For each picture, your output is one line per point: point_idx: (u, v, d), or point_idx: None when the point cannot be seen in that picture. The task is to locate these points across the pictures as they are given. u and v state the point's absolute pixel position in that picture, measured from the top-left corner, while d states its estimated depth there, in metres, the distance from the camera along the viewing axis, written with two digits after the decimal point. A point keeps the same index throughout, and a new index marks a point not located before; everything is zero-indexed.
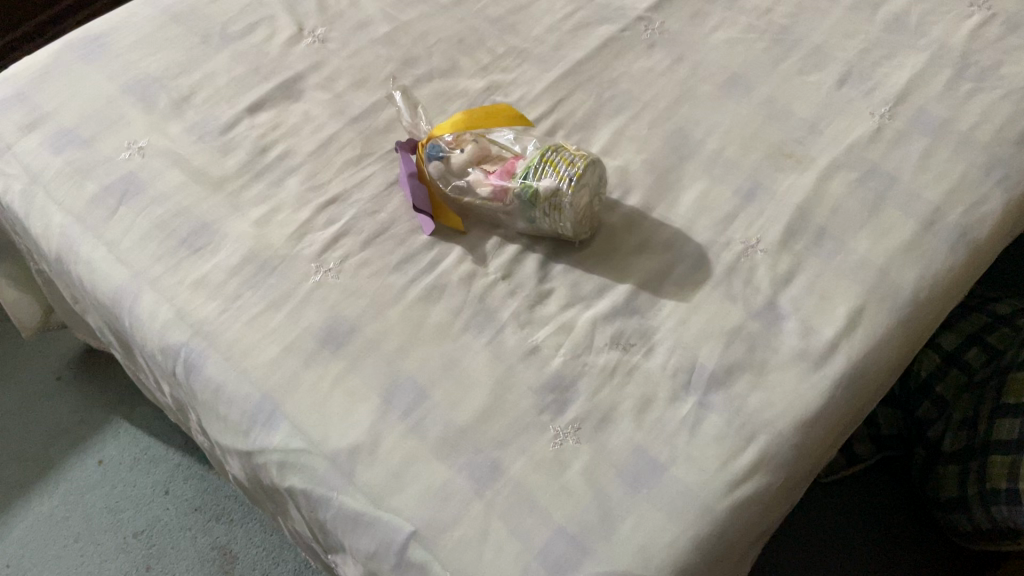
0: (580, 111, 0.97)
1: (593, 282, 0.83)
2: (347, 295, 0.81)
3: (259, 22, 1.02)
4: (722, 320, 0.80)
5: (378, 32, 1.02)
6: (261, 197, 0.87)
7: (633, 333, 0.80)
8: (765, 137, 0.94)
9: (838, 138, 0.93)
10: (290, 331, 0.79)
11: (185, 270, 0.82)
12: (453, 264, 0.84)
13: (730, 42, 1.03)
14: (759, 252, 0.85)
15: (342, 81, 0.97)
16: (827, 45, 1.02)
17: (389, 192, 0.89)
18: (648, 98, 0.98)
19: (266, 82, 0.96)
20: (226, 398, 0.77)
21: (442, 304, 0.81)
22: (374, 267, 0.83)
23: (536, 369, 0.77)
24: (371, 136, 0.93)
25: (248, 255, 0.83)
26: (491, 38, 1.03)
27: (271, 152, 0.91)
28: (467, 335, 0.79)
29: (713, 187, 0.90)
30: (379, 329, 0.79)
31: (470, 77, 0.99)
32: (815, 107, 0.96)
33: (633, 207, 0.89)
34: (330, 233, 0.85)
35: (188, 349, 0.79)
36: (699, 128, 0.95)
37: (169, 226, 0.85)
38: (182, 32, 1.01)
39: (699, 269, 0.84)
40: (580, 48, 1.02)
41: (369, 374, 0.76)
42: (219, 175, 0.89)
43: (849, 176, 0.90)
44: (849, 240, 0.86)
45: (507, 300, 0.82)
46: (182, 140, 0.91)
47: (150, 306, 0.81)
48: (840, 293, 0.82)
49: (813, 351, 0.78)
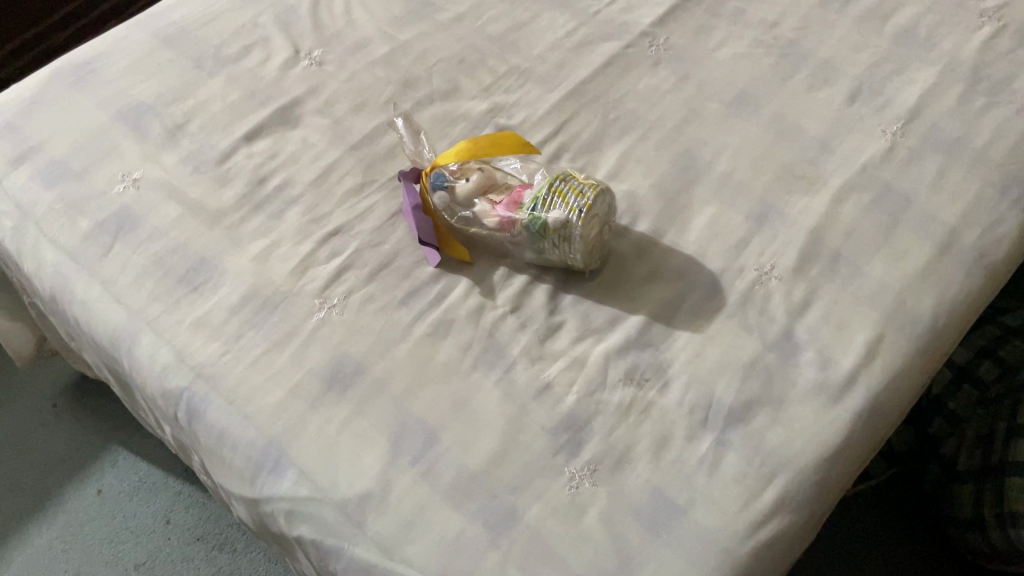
0: (586, 133, 0.94)
1: (604, 314, 0.81)
2: (352, 333, 0.79)
3: (253, 44, 1.00)
4: (737, 352, 0.78)
5: (376, 53, 0.99)
6: (260, 230, 0.85)
7: (647, 367, 0.78)
8: (776, 157, 0.92)
9: (850, 157, 0.91)
10: (295, 372, 0.76)
11: (184, 310, 0.80)
12: (460, 297, 0.82)
13: (737, 58, 1.00)
14: (774, 279, 0.83)
15: (340, 105, 0.95)
16: (835, 59, 0.99)
17: (392, 222, 0.86)
18: (654, 118, 0.95)
19: (263, 108, 0.94)
20: (230, 444, 0.75)
21: (450, 340, 0.79)
22: (379, 302, 0.81)
23: (549, 407, 0.75)
24: (372, 163, 0.90)
25: (249, 292, 0.81)
26: (491, 57, 1.00)
27: (269, 182, 0.88)
28: (477, 373, 0.77)
29: (723, 211, 0.88)
30: (387, 368, 0.77)
31: (471, 99, 0.96)
32: (825, 125, 0.94)
33: (643, 233, 0.87)
34: (333, 268, 0.83)
35: (190, 393, 0.76)
36: (708, 148, 0.93)
37: (167, 263, 0.83)
38: (174, 56, 0.98)
39: (712, 298, 0.82)
40: (583, 66, 1.00)
41: (377, 417, 0.74)
42: (216, 207, 0.86)
43: (863, 198, 0.88)
44: (865, 265, 0.84)
45: (517, 334, 0.80)
46: (177, 171, 0.89)
47: (149, 348, 0.78)
48: (857, 321, 0.80)
49: (832, 384, 0.77)
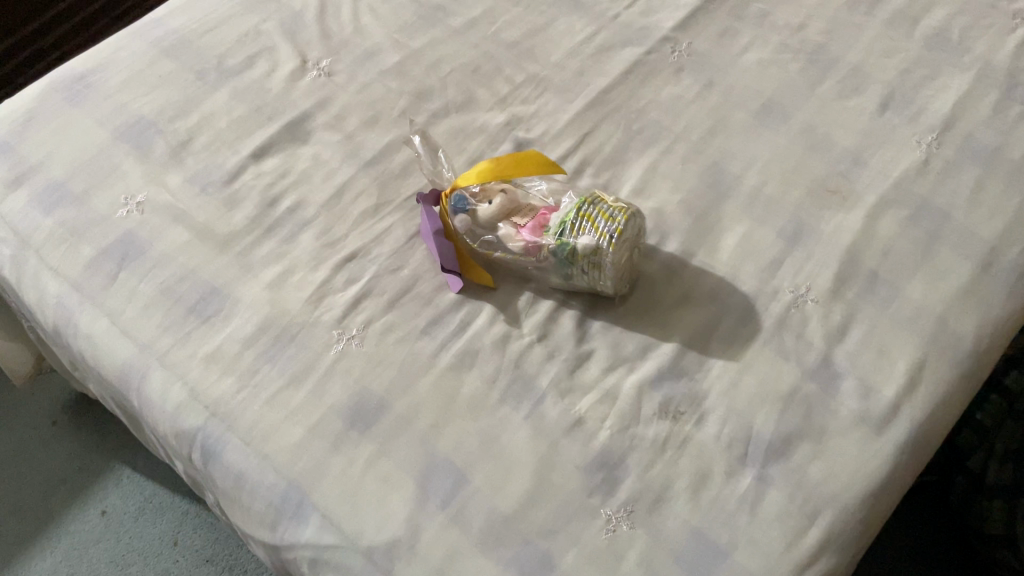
0: (609, 146, 0.90)
1: (635, 342, 0.78)
2: (373, 366, 0.75)
3: (258, 54, 0.95)
4: (776, 381, 0.75)
5: (387, 63, 0.95)
6: (273, 255, 0.81)
7: (682, 399, 0.74)
8: (807, 170, 0.88)
9: (884, 170, 0.88)
10: (315, 410, 0.73)
11: (195, 344, 0.76)
12: (484, 325, 0.78)
13: (763, 64, 0.96)
14: (810, 302, 0.80)
15: (352, 120, 0.90)
16: (865, 65, 0.96)
17: (411, 245, 0.83)
18: (679, 128, 0.92)
19: (271, 123, 0.90)
20: (248, 487, 0.71)
21: (475, 372, 0.75)
22: (400, 332, 0.77)
23: (581, 444, 0.72)
24: (387, 182, 0.86)
25: (263, 323, 0.77)
26: (507, 65, 0.96)
27: (280, 204, 0.84)
28: (505, 408, 0.73)
29: (755, 228, 0.84)
30: (411, 404, 0.73)
31: (488, 110, 0.92)
32: (857, 135, 0.90)
33: (672, 254, 0.83)
34: (350, 295, 0.79)
35: (204, 434, 0.73)
36: (736, 161, 0.89)
37: (175, 292, 0.79)
38: (175, 68, 0.94)
39: (747, 323, 0.79)
40: (604, 74, 0.95)
41: (402, 457, 0.70)
42: (226, 232, 0.82)
43: (900, 214, 0.85)
44: (904, 285, 0.80)
45: (545, 365, 0.76)
46: (183, 193, 0.85)
47: (161, 385, 0.75)
48: (898, 347, 0.77)
49: (875, 415, 0.73)
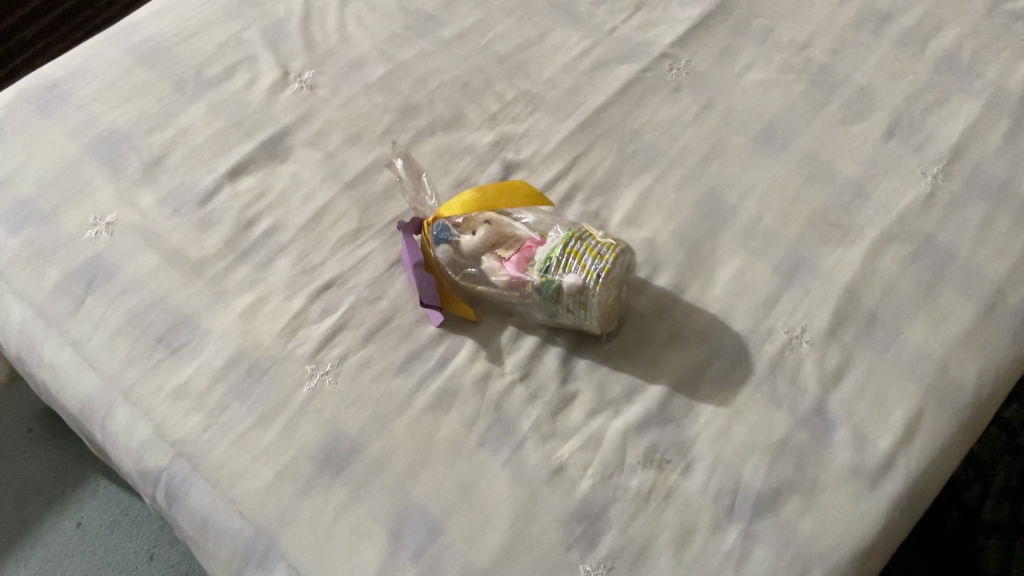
0: (601, 170, 0.87)
1: (621, 383, 0.75)
2: (348, 405, 0.72)
3: (238, 64, 0.91)
4: (767, 429, 0.72)
5: (373, 75, 0.91)
6: (247, 282, 0.78)
7: (669, 447, 0.71)
8: (807, 200, 0.84)
9: (887, 203, 0.84)
10: (284, 451, 0.70)
11: (163, 377, 0.73)
12: (464, 362, 0.75)
13: (764, 85, 0.92)
14: (805, 344, 0.76)
15: (334, 136, 0.87)
16: (872, 88, 0.92)
17: (391, 274, 0.79)
18: (675, 152, 0.88)
19: (249, 139, 0.86)
20: (213, 532, 0.68)
21: (454, 413, 0.72)
22: (377, 368, 0.74)
23: (562, 494, 0.69)
24: (369, 205, 0.83)
25: (234, 355, 0.74)
26: (498, 80, 0.92)
27: (256, 227, 0.81)
28: (484, 452, 0.70)
29: (751, 263, 0.81)
30: (385, 446, 0.70)
31: (477, 129, 0.89)
32: (860, 164, 0.87)
33: (663, 289, 0.80)
34: (326, 328, 0.76)
35: (169, 474, 0.70)
36: (733, 189, 0.85)
37: (143, 321, 0.75)
38: (151, 78, 0.90)
39: (739, 365, 0.75)
40: (598, 92, 0.92)
41: (375, 505, 0.68)
42: (198, 256, 0.79)
43: (902, 251, 0.81)
44: (904, 328, 0.77)
45: (527, 407, 0.73)
46: (155, 213, 0.81)
47: (125, 421, 0.72)
48: (896, 395, 0.74)
49: (869, 467, 0.70)
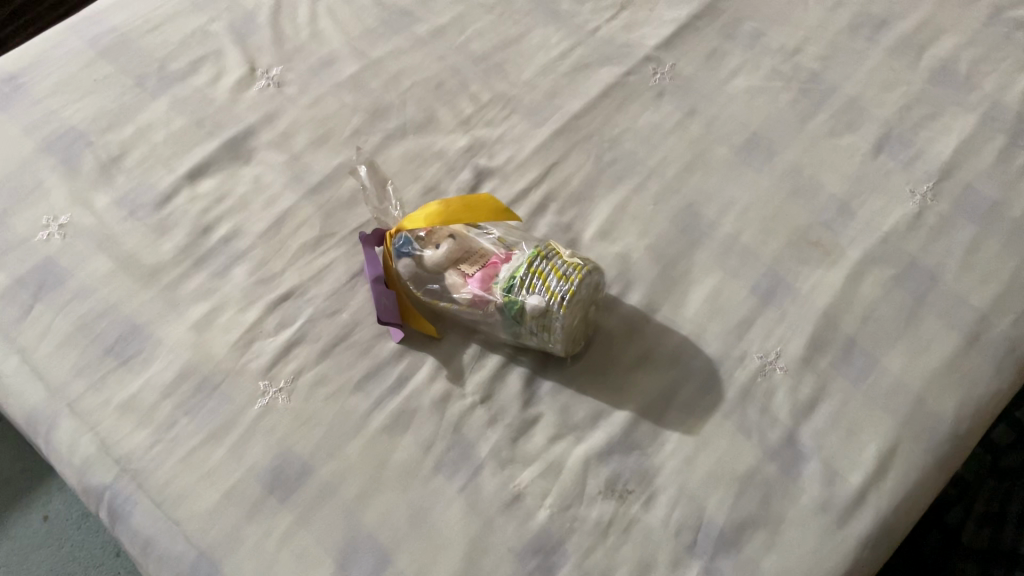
0: (576, 179, 0.84)
1: (586, 407, 0.72)
2: (300, 424, 0.70)
3: (204, 58, 0.88)
4: (734, 460, 0.69)
5: (343, 73, 0.88)
6: (202, 291, 0.75)
7: (631, 477, 0.69)
8: (789, 217, 0.81)
9: (872, 222, 0.81)
10: (232, 472, 0.67)
11: (110, 390, 0.71)
12: (424, 382, 0.72)
13: (751, 92, 0.89)
14: (779, 370, 0.74)
15: (299, 138, 0.84)
16: (862, 98, 0.88)
17: (352, 285, 0.76)
18: (655, 162, 0.84)
19: (210, 139, 0.83)
20: (156, 554, 0.66)
21: (410, 435, 0.70)
22: (332, 386, 0.71)
23: (518, 524, 0.66)
24: (333, 211, 0.80)
25: (185, 369, 0.71)
26: (474, 81, 0.89)
27: (215, 232, 0.78)
28: (439, 478, 0.68)
29: (727, 282, 0.78)
30: (336, 469, 0.68)
31: (449, 133, 0.85)
32: (847, 180, 0.83)
33: (634, 307, 0.77)
34: (281, 342, 0.73)
35: (112, 492, 0.67)
36: (713, 204, 0.82)
37: (93, 329, 0.73)
38: (113, 71, 0.87)
39: (708, 392, 0.73)
40: (577, 96, 0.88)
41: (322, 531, 0.65)
42: (153, 262, 0.76)
43: (884, 274, 0.78)
44: (883, 356, 0.74)
45: (486, 431, 0.70)
46: (110, 216, 0.78)
47: (69, 436, 0.69)
48: (870, 427, 0.71)
49: (837, 504, 0.68)
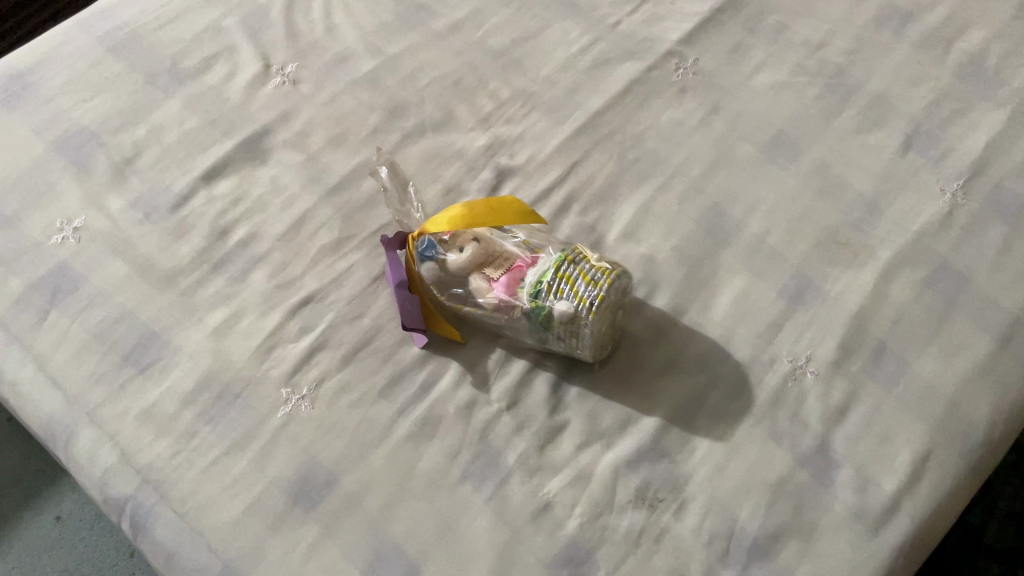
0: (599, 179, 0.82)
1: (614, 414, 0.71)
2: (324, 433, 0.68)
3: (216, 55, 0.86)
4: (765, 468, 0.68)
5: (360, 70, 0.86)
6: (220, 296, 0.74)
7: (661, 485, 0.68)
8: (816, 217, 0.80)
9: (902, 222, 0.79)
10: (256, 483, 0.66)
11: (129, 398, 0.69)
12: (449, 388, 0.71)
13: (776, 88, 0.87)
14: (810, 375, 0.72)
15: (316, 137, 0.82)
16: (889, 94, 0.86)
17: (373, 289, 0.75)
18: (679, 161, 0.83)
19: (226, 139, 0.81)
20: (179, 567, 0.64)
21: (436, 444, 0.68)
22: (355, 393, 0.70)
23: (547, 534, 0.65)
24: (352, 213, 0.78)
25: (205, 377, 0.70)
26: (493, 78, 0.87)
27: (232, 235, 0.77)
28: (466, 488, 0.67)
29: (754, 284, 0.76)
30: (361, 479, 0.67)
31: (469, 131, 0.84)
32: (875, 178, 0.82)
33: (661, 310, 0.76)
34: (302, 348, 0.72)
35: (134, 504, 0.66)
36: (739, 203, 0.81)
37: (110, 336, 0.71)
38: (123, 69, 0.85)
39: (738, 397, 0.71)
40: (599, 92, 0.86)
41: (348, 543, 0.64)
42: (170, 267, 0.75)
43: (915, 275, 0.77)
44: (914, 360, 0.73)
45: (513, 439, 0.69)
46: (125, 219, 0.77)
47: (89, 445, 0.68)
48: (902, 433, 0.70)
49: (871, 512, 0.67)
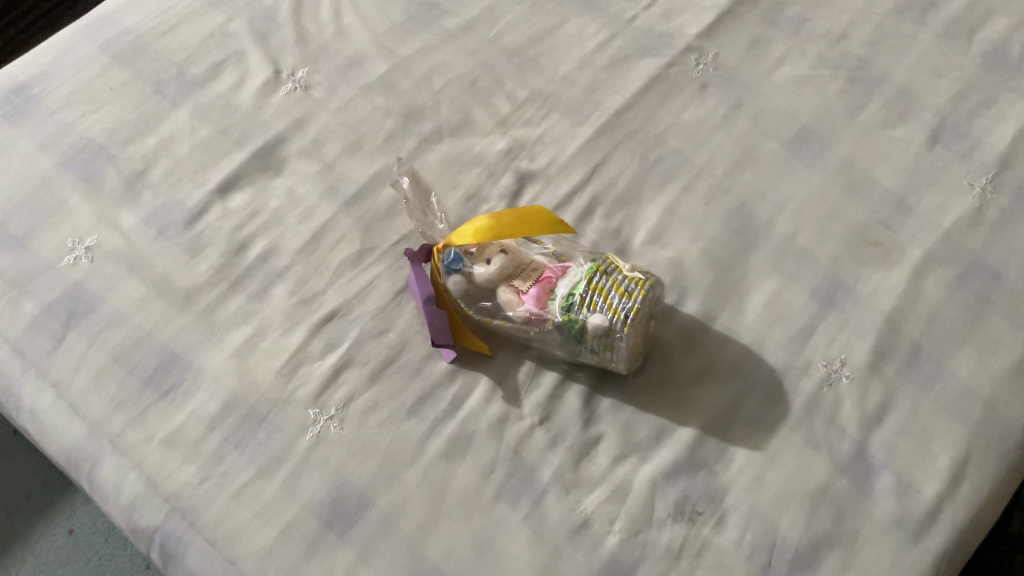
0: (622, 181, 0.80)
1: (648, 425, 0.69)
2: (354, 453, 0.67)
3: (225, 61, 0.85)
4: (804, 476, 0.67)
5: (372, 74, 0.85)
6: (241, 314, 0.72)
7: (700, 498, 0.66)
8: (845, 215, 0.78)
9: (931, 219, 0.78)
10: (287, 508, 0.65)
11: (153, 424, 0.68)
12: (479, 404, 0.70)
13: (799, 82, 0.85)
14: (845, 379, 0.71)
15: (331, 145, 0.80)
16: (913, 86, 0.85)
17: (397, 304, 0.73)
18: (703, 159, 0.81)
19: (238, 150, 0.80)
20: None
21: (469, 461, 0.67)
22: (385, 411, 0.69)
23: (587, 552, 0.64)
24: (372, 224, 0.77)
25: (230, 399, 0.68)
26: (509, 78, 0.85)
27: (250, 250, 0.75)
28: (502, 506, 0.65)
29: (784, 286, 0.75)
30: (396, 500, 0.65)
31: (487, 134, 0.82)
32: (902, 174, 0.80)
33: (692, 316, 0.74)
34: (328, 366, 0.70)
35: (163, 533, 0.64)
36: (765, 203, 0.79)
37: (130, 359, 0.70)
38: (129, 78, 0.83)
39: (773, 404, 0.70)
40: (617, 91, 0.85)
41: (384, 567, 0.62)
42: (188, 285, 0.73)
43: (947, 274, 0.75)
44: (949, 360, 0.71)
45: (547, 454, 0.68)
46: (138, 236, 0.75)
47: (114, 473, 0.66)
48: (940, 436, 0.69)
49: (912, 519, 0.65)
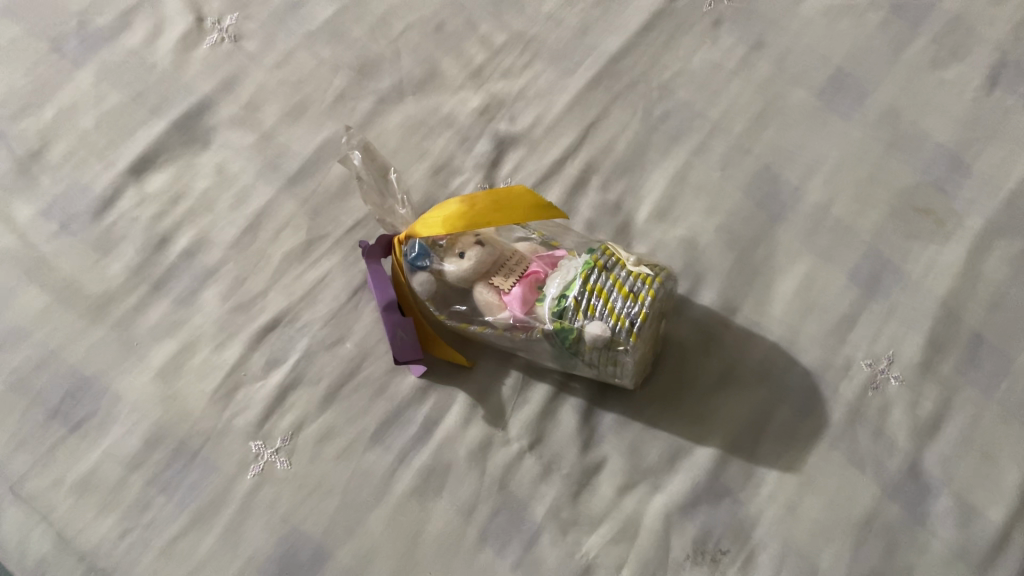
0: (622, 143, 0.67)
1: (660, 446, 0.57)
2: (306, 495, 0.55)
3: (136, 10, 0.72)
4: (848, 502, 0.54)
5: (318, 20, 0.72)
6: (164, 326, 0.60)
7: (724, 533, 0.54)
8: (889, 178, 0.65)
9: (992, 179, 0.64)
10: (227, 565, 0.53)
11: (61, 466, 0.56)
12: (456, 427, 0.58)
13: (831, 14, 0.72)
14: (894, 382, 0.58)
15: (269, 109, 0.68)
16: (967, 15, 0.71)
17: (355, 307, 0.61)
18: (717, 114, 0.68)
19: (155, 119, 0.68)
20: None
21: (446, 498, 0.55)
22: (342, 440, 0.57)
23: None
24: (321, 207, 0.64)
25: (153, 434, 0.57)
26: (483, 20, 0.72)
27: (174, 245, 0.63)
28: (486, 553, 0.53)
29: (819, 268, 0.62)
30: (359, 550, 0.53)
31: (458, 90, 0.69)
32: (957, 126, 0.67)
33: (709, 308, 0.62)
34: (273, 387, 0.58)
35: None
36: (794, 165, 0.66)
37: (31, 387, 0.58)
38: (20, 35, 0.71)
39: (808, 414, 0.57)
40: (613, 32, 0.72)
41: None
42: (99, 291, 0.61)
43: (1013, 247, 0.62)
44: (1017, 354, 0.58)
45: (539, 486, 0.56)
46: (36, 232, 0.63)
47: (17, 529, 0.54)
48: (1008, 447, 0.55)
49: (979, 551, 0.52)
